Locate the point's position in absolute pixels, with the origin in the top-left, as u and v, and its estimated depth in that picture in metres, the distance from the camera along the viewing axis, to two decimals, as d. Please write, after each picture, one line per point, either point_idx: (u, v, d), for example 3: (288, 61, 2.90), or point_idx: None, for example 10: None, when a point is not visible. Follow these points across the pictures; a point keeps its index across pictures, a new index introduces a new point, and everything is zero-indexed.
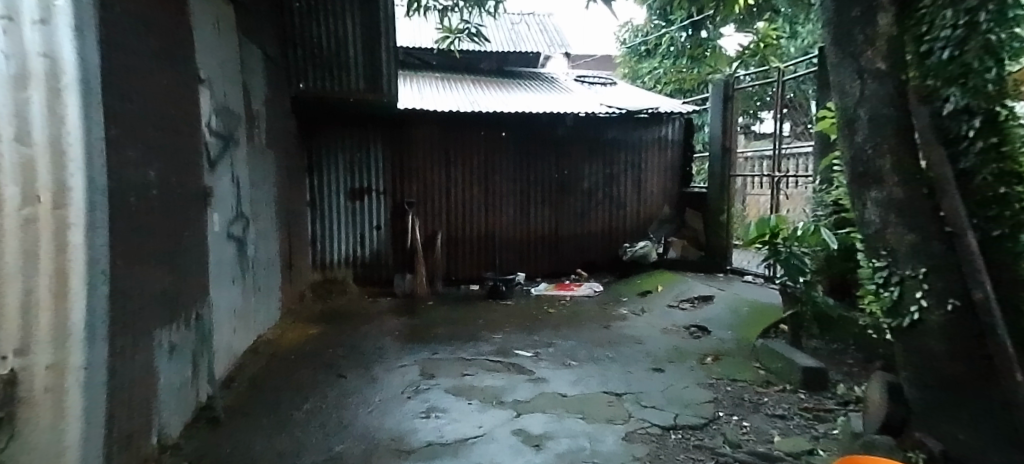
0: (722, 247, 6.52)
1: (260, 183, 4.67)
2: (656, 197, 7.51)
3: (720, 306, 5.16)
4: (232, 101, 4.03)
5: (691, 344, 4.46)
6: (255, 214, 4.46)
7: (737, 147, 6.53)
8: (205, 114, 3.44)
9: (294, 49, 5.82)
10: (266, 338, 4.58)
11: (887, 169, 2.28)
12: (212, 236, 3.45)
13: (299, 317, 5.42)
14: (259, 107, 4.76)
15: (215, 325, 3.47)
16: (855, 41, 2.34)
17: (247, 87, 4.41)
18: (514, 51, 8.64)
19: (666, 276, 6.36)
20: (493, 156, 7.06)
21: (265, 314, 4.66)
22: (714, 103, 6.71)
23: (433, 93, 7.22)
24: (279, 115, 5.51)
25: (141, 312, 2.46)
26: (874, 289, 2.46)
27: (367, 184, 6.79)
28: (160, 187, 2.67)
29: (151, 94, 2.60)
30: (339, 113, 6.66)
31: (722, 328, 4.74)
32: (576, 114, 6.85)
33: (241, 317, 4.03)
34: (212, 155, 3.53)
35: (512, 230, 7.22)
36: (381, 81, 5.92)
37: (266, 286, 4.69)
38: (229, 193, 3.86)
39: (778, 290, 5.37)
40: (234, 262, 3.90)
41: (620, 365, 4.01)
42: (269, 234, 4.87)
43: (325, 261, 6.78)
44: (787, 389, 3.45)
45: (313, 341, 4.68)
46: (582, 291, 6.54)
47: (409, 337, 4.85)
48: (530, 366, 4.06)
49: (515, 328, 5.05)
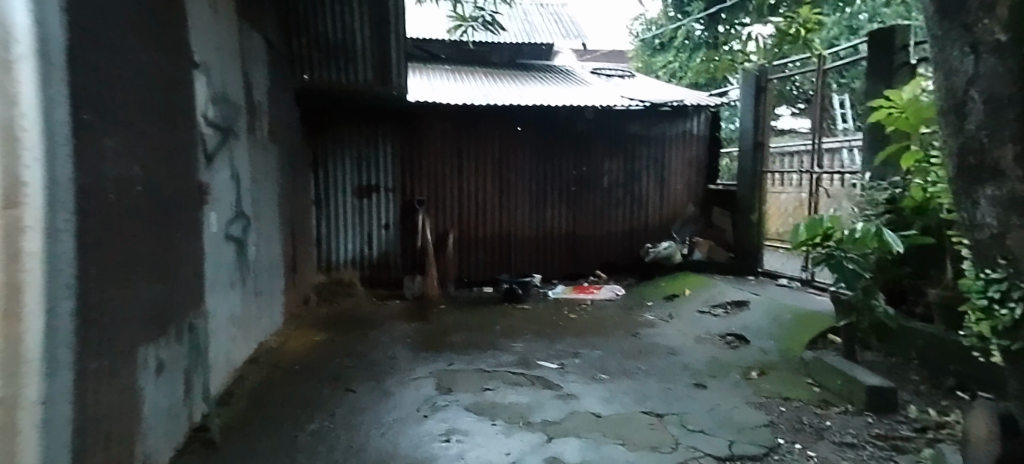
0: (754, 248, 6.19)
1: (262, 180, 4.31)
2: (680, 195, 7.13)
3: (757, 312, 4.80)
4: (231, 88, 3.66)
5: (731, 356, 4.10)
6: (256, 213, 4.11)
7: (770, 143, 6.15)
8: (200, 100, 3.05)
9: (297, 37, 5.44)
10: (269, 346, 4.23)
11: (1007, 161, 1.90)
12: (208, 236, 3.09)
13: (304, 323, 5.06)
14: (261, 98, 4.41)
15: (214, 335, 3.11)
16: (968, 9, 1.96)
17: (248, 75, 4.06)
18: (528, 42, 8.18)
19: (694, 279, 5.97)
20: (509, 151, 6.70)
21: (267, 321, 4.32)
22: (744, 92, 6.36)
23: (444, 85, 6.87)
24: (282, 107, 5.16)
25: (125, 326, 2.09)
26: (985, 305, 2.09)
27: (375, 181, 6.44)
28: (145, 181, 2.30)
29: (134, 73, 2.23)
30: (346, 105, 6.30)
31: (762, 336, 4.39)
32: (597, 107, 6.48)
33: (242, 325, 3.68)
34: (208, 147, 3.14)
35: (528, 230, 6.85)
36: (390, 72, 5.55)
37: (268, 290, 4.34)
38: (228, 189, 3.49)
39: (820, 295, 5.00)
40: (233, 265, 3.54)
41: (656, 380, 3.63)
42: (271, 235, 4.52)
43: (330, 262, 6.42)
44: (850, 411, 3.10)
45: (320, 349, 4.33)
46: (603, 294, 6.17)
47: (422, 344, 4.50)
48: (557, 380, 3.69)
49: (536, 336, 4.69)
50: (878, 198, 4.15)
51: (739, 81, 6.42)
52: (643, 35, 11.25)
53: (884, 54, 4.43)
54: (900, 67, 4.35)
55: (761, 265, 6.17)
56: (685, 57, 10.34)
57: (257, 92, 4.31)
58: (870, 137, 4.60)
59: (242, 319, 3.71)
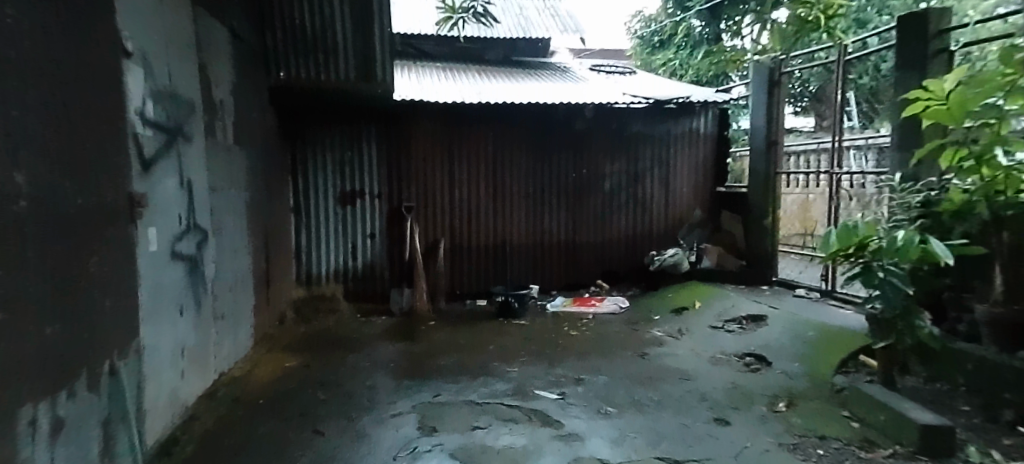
0: (767, 255, 5.75)
1: (224, 188, 3.82)
2: (687, 198, 6.69)
3: (776, 328, 4.36)
4: (184, 85, 3.15)
5: (752, 382, 3.65)
6: (216, 227, 3.63)
7: (784, 141, 5.70)
8: (135, 96, 2.54)
9: (272, 31, 4.95)
10: (232, 376, 3.75)
11: None
12: (147, 256, 2.61)
13: (279, 346, 4.59)
14: (226, 96, 3.92)
15: (152, 374, 2.63)
16: None
17: (207, 69, 3.56)
18: (523, 38, 7.70)
19: (704, 290, 5.52)
20: (503, 153, 6.24)
21: (231, 346, 3.86)
22: (756, 86, 5.90)
23: (434, 83, 6.42)
24: (253, 106, 4.68)
25: (5, 385, 1.60)
26: None
27: (358, 186, 5.97)
28: (40, 196, 1.82)
29: (16, 56, 1.72)
30: (327, 106, 5.84)
31: (785, 357, 3.94)
32: (597, 104, 6.02)
33: (195, 357, 3.21)
34: (147, 153, 2.63)
35: (525, 238, 6.39)
36: (374, 68, 5.09)
37: (232, 313, 3.88)
38: (178, 200, 3.00)
39: (844, 309, 4.57)
40: (183, 287, 3.06)
41: (670, 415, 3.17)
42: (237, 250, 4.04)
43: (311, 274, 5.95)
44: (901, 456, 2.65)
45: (290, 378, 3.86)
46: (605, 307, 5.71)
47: (407, 370, 4.04)
48: (557, 415, 3.22)
49: (534, 358, 4.23)
50: (911, 201, 3.66)
51: (751, 73, 5.92)
52: (643, 33, 10.77)
53: (915, 41, 4.01)
54: (933, 56, 3.92)
55: (776, 273, 5.73)
56: (685, 53, 9.90)
57: (221, 89, 3.80)
58: (901, 133, 4.17)
59: (196, 349, 3.24)
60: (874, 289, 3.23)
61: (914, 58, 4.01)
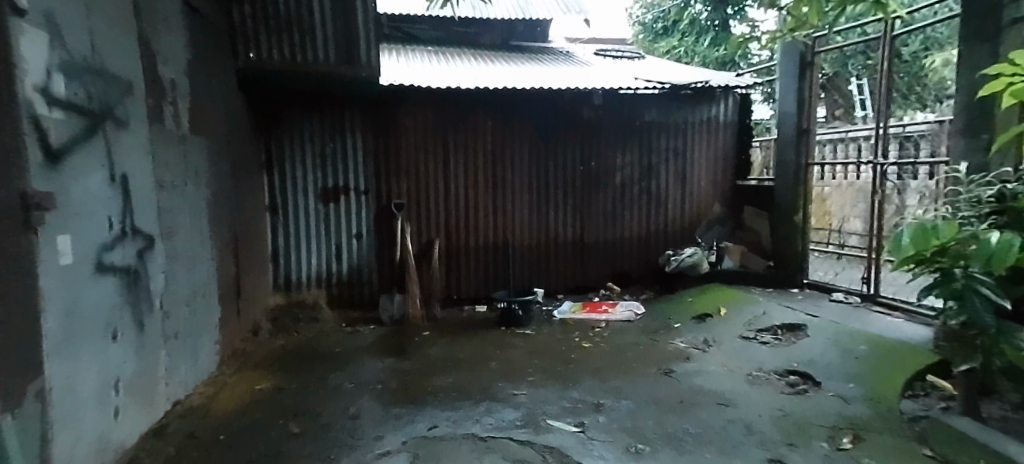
0: (797, 254, 5.23)
1: (177, 184, 3.23)
2: (705, 193, 6.14)
3: (820, 341, 3.81)
4: (116, 58, 2.57)
5: (803, 407, 3.09)
6: (165, 229, 3.03)
7: (817, 128, 5.17)
8: (33, 64, 1.94)
9: (239, 5, 4.31)
10: (189, 406, 3.17)
11: None
12: (55, 271, 2.02)
13: (249, 364, 4.01)
14: (178, 76, 3.31)
15: (64, 420, 2.03)
16: None
17: (151, 41, 2.95)
18: (523, 19, 7.11)
19: (729, 294, 4.97)
20: (503, 144, 5.66)
21: (188, 369, 3.27)
22: (785, 67, 5.33)
23: (424, 67, 5.84)
24: (217, 90, 4.08)
25: None
26: None
27: (343, 182, 5.40)
28: None
29: None
30: (307, 92, 5.25)
31: (836, 375, 3.38)
32: (608, 89, 5.44)
33: (137, 389, 2.63)
34: (53, 139, 2.03)
35: (528, 238, 5.83)
36: (358, 51, 4.54)
37: (190, 331, 3.31)
38: (107, 198, 2.40)
39: (897, 317, 4.04)
40: (118, 307, 2.47)
41: (715, 455, 2.61)
42: (195, 256, 3.44)
43: (291, 278, 5.38)
44: None
45: (259, 406, 3.28)
46: (619, 313, 5.14)
47: (398, 393, 3.46)
48: (579, 455, 2.65)
49: (543, 378, 3.66)
50: (982, 195, 3.18)
51: (781, 51, 5.36)
52: (644, 19, 10.12)
53: (986, 11, 3.57)
54: (1010, 26, 3.46)
55: (807, 275, 5.21)
56: (691, 40, 9.32)
57: (172, 69, 3.21)
58: (969, 118, 3.66)
59: (138, 379, 2.65)
60: (950, 302, 2.83)
61: (994, 31, 3.53)
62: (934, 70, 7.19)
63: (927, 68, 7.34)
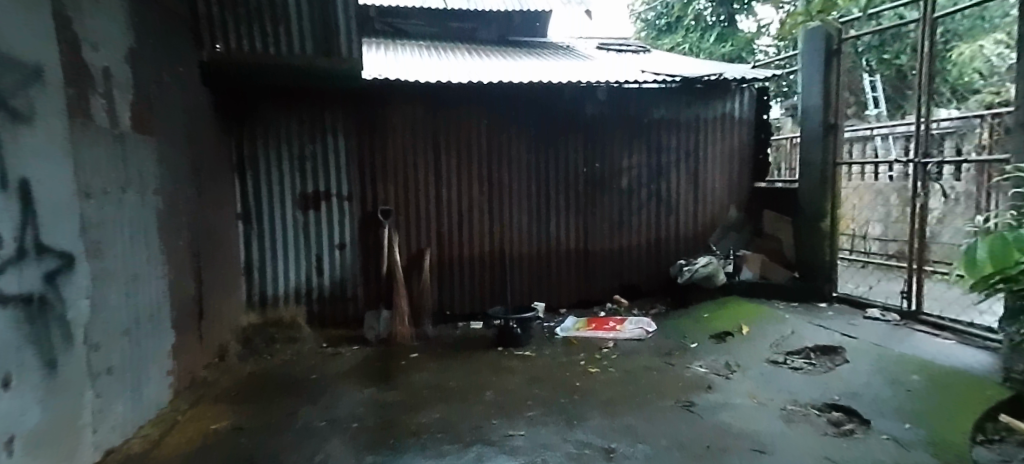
0: (825, 264, 4.74)
1: (111, 191, 2.73)
2: (719, 196, 5.65)
3: (863, 368, 3.31)
4: (15, 35, 2.07)
5: (853, 455, 2.59)
6: (88, 249, 2.51)
7: (844, 125, 4.69)
8: None
9: None
10: (124, 453, 2.68)
11: None
12: None
13: (207, 396, 3.52)
14: (114, 64, 2.81)
15: None
16: None
17: (68, 19, 2.44)
18: (520, 11, 6.60)
19: (750, 310, 4.47)
20: (500, 145, 5.18)
21: (127, 408, 2.79)
22: (808, 54, 4.83)
23: (413, 61, 5.35)
24: (173, 84, 3.59)
25: None
26: None
27: (323, 186, 4.92)
28: None
29: None
30: (283, 88, 4.77)
31: (887, 412, 2.89)
32: (614, 83, 4.95)
33: (44, 446, 2.13)
34: None
35: (529, 247, 5.34)
36: (337, 42, 4.06)
37: (130, 363, 2.82)
38: None
39: (947, 339, 3.54)
40: (12, 346, 1.99)
41: None
42: (137, 275, 2.95)
43: (266, 293, 4.90)
44: None
45: (208, 452, 2.79)
46: (627, 331, 4.65)
47: (375, 435, 2.97)
48: None
49: (544, 413, 3.17)
50: None
51: (803, 40, 4.87)
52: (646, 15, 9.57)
53: None
54: None
55: (836, 287, 4.73)
56: (696, 35, 8.83)
57: (105, 55, 2.73)
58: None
59: (45, 433, 2.15)
60: None
61: None
62: (961, 62, 6.67)
63: (951, 61, 6.80)
